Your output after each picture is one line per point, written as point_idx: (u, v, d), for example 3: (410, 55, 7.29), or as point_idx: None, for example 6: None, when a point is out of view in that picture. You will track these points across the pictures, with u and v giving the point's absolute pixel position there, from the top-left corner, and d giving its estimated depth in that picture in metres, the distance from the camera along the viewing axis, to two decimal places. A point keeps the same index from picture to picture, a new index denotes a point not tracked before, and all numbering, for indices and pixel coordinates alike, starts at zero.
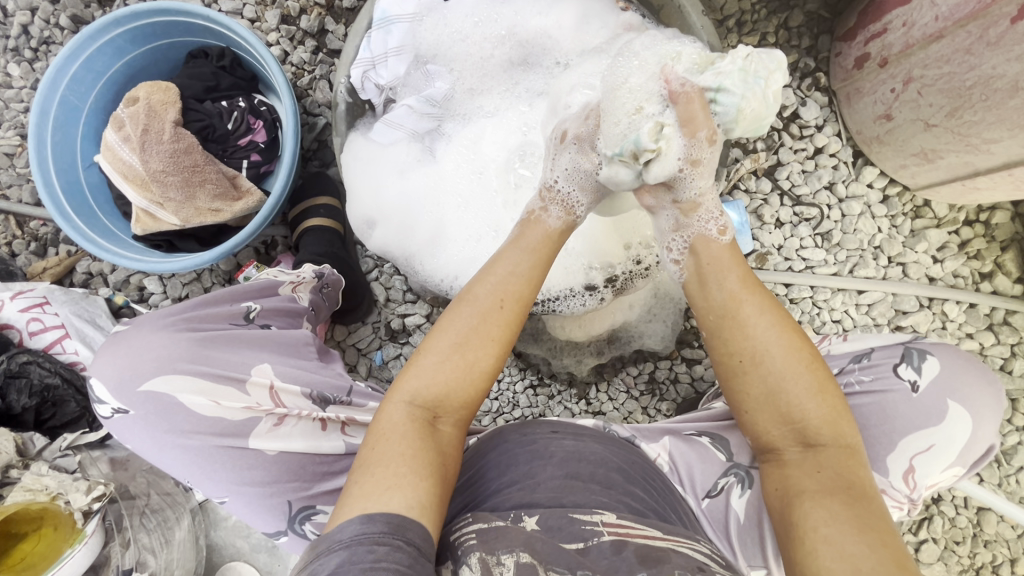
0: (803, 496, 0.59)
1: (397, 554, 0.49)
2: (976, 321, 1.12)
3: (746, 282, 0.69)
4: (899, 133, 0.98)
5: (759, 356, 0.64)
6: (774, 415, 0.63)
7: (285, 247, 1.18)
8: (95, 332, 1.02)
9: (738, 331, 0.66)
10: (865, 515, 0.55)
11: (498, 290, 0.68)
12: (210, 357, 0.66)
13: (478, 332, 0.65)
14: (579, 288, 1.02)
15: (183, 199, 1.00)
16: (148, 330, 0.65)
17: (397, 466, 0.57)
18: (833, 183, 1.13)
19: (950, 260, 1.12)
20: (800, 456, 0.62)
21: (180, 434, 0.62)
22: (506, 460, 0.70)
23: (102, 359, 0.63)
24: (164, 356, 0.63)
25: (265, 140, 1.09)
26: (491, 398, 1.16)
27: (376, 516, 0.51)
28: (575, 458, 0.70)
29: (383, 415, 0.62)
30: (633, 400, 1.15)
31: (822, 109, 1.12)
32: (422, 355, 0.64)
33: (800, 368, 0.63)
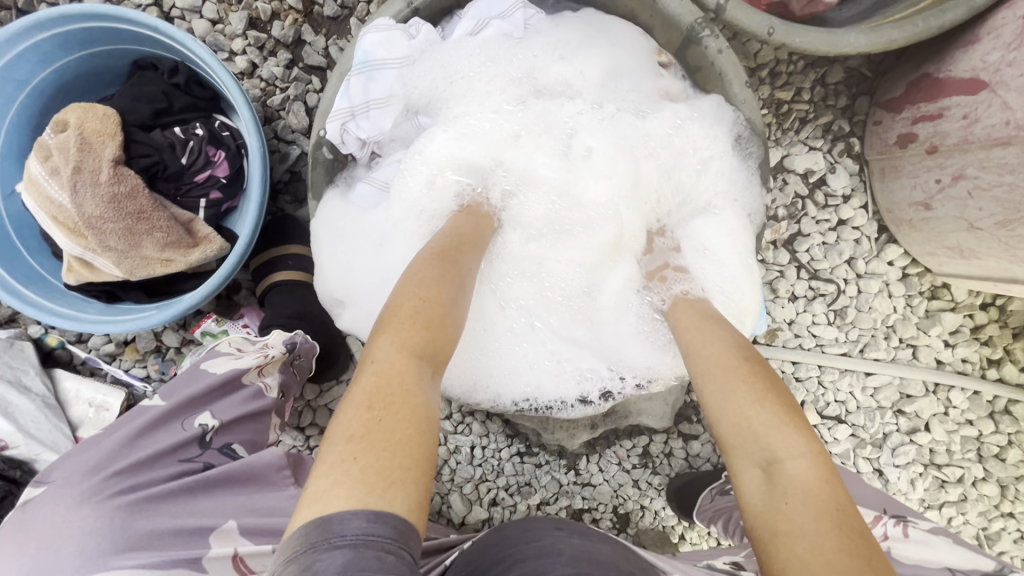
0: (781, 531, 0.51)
1: (400, 570, 0.41)
2: (978, 409, 1.09)
3: (723, 343, 0.67)
4: (937, 224, 0.90)
5: (756, 429, 0.58)
6: (738, 438, 0.59)
7: (250, 290, 1.04)
8: (19, 397, 0.87)
9: (706, 397, 0.64)
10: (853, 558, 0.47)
11: (443, 254, 0.66)
12: (153, 539, 0.54)
13: (441, 282, 0.62)
14: (571, 399, 0.88)
15: (127, 249, 0.85)
16: (68, 509, 0.52)
17: (402, 418, 0.49)
18: (853, 258, 1.06)
19: (962, 346, 1.08)
20: (765, 476, 0.56)
21: None
22: (514, 557, 0.69)
23: (6, 557, 0.50)
24: (91, 550, 0.51)
25: (228, 174, 0.93)
26: (474, 465, 1.09)
27: (383, 513, 0.43)
28: (584, 557, 0.67)
29: (370, 371, 0.52)
30: (625, 472, 1.09)
31: (851, 177, 1.03)
32: (404, 303, 0.59)
33: (756, 402, 0.60)
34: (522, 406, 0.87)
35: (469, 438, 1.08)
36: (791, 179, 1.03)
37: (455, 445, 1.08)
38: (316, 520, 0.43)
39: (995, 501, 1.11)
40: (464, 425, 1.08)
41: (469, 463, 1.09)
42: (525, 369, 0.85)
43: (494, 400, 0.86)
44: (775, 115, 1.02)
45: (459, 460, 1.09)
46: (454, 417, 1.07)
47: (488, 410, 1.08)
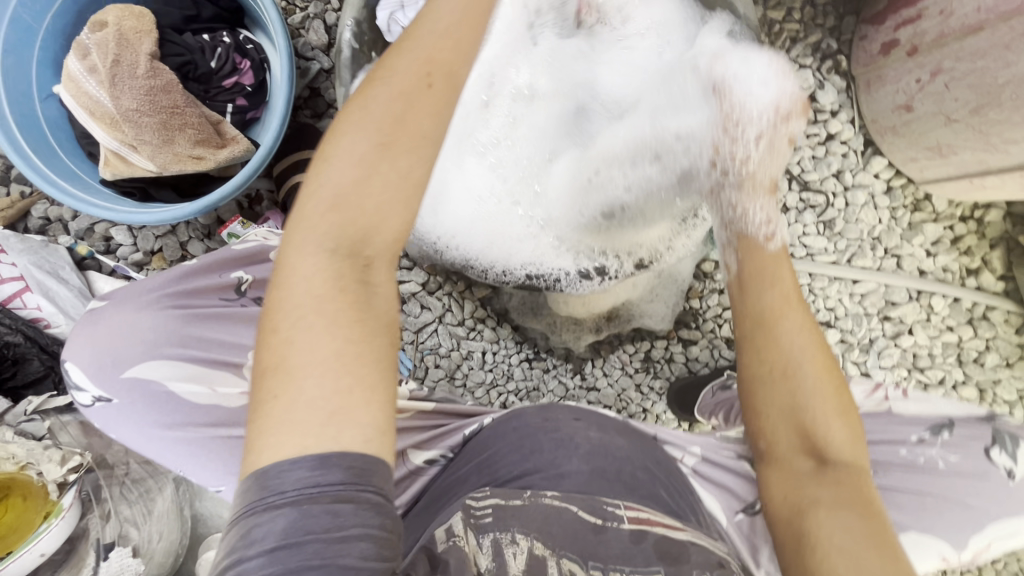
0: (816, 505, 0.59)
1: (364, 514, 0.43)
2: (958, 315, 1.16)
3: (817, 347, 0.64)
4: (917, 125, 0.97)
5: (830, 451, 0.61)
6: (799, 426, 0.62)
7: (271, 202, 1.10)
8: (59, 285, 0.92)
9: (782, 398, 0.63)
10: (875, 533, 0.56)
11: (413, 71, 0.54)
12: (205, 341, 0.60)
13: (400, 123, 0.53)
14: (572, 273, 0.97)
15: (160, 143, 0.90)
16: (131, 311, 0.58)
17: (327, 313, 0.48)
18: (841, 171, 1.12)
19: (942, 255, 1.15)
20: (815, 470, 0.61)
21: (172, 427, 0.57)
22: (530, 446, 0.72)
23: (80, 341, 0.58)
24: (151, 339, 0.58)
25: (252, 82, 0.98)
26: (486, 370, 1.14)
27: (330, 458, 0.43)
28: (600, 455, 0.72)
29: (297, 272, 0.50)
30: (628, 376, 1.16)
31: (839, 94, 1.10)
32: (342, 152, 0.52)
33: (830, 398, 0.62)
34: (530, 273, 0.98)
35: (480, 343, 1.14)
36: None
37: (467, 351, 1.14)
38: (257, 472, 0.44)
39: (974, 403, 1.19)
40: (475, 331, 1.14)
41: (481, 367, 1.14)
42: (524, 237, 0.96)
43: (506, 262, 0.97)
44: (767, 35, 1.09)
45: (471, 365, 1.14)
46: (467, 323, 1.13)
47: (499, 317, 1.15)
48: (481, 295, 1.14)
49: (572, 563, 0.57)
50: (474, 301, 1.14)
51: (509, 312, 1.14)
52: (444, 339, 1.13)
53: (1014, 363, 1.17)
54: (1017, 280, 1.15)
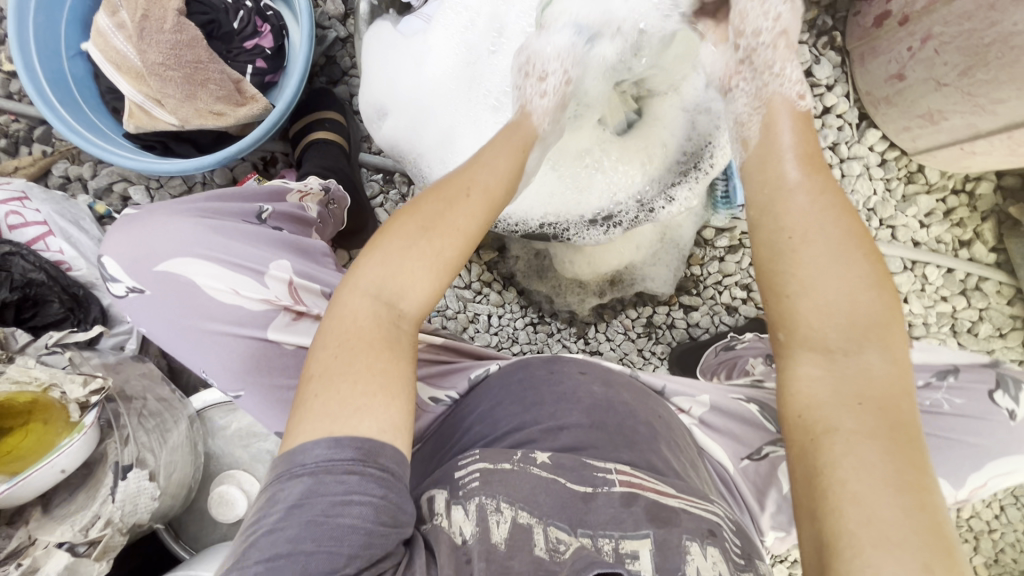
0: (838, 431, 0.47)
1: (367, 485, 0.49)
2: (952, 285, 1.20)
3: (840, 205, 0.57)
4: (910, 93, 1.01)
5: (857, 322, 0.52)
6: (818, 316, 0.53)
7: (286, 164, 1.14)
8: (80, 234, 0.95)
9: (799, 261, 0.55)
10: (906, 466, 0.45)
11: (465, 173, 0.62)
12: (226, 246, 0.63)
13: (447, 210, 0.59)
14: (587, 219, 0.97)
15: (183, 97, 0.94)
16: (165, 216, 0.63)
17: (367, 366, 0.53)
18: (837, 144, 1.17)
19: (936, 226, 1.19)
20: (829, 370, 0.51)
21: (192, 319, 0.61)
22: (532, 399, 0.73)
23: (117, 238, 0.63)
24: (182, 237, 0.62)
25: (272, 46, 1.03)
26: (492, 333, 1.17)
27: (344, 442, 0.50)
28: (599, 408, 0.72)
29: (344, 307, 0.56)
30: (630, 341, 1.18)
31: (835, 69, 1.14)
32: (398, 223, 0.59)
33: (859, 265, 0.53)
34: (545, 226, 0.97)
35: (486, 306, 1.16)
36: None
37: (474, 313, 1.16)
38: (285, 453, 0.51)
39: None
40: (482, 295, 1.16)
41: (487, 330, 1.17)
42: (543, 182, 0.94)
43: (523, 214, 0.96)
44: None
45: (478, 328, 1.17)
46: (474, 286, 1.16)
47: (505, 281, 1.17)
48: (488, 259, 1.16)
49: (560, 531, 0.58)
50: (481, 265, 1.16)
51: (515, 276, 1.17)
52: (452, 302, 1.15)
53: (1007, 333, 1.20)
54: (1008, 252, 1.19)
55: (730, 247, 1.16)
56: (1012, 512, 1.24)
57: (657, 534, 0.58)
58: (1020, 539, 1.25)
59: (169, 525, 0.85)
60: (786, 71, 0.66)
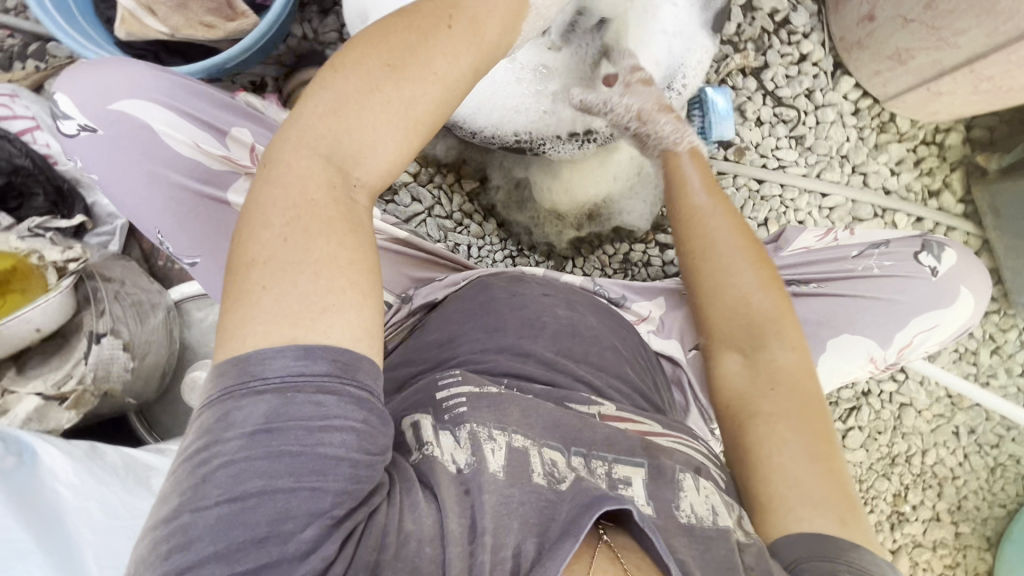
0: (757, 416, 0.69)
1: (344, 406, 0.47)
2: (920, 234, 1.23)
3: (735, 226, 0.77)
4: (879, 34, 1.05)
5: (756, 318, 0.74)
6: (724, 317, 0.75)
7: (275, 90, 1.16)
8: None
9: (711, 281, 0.76)
10: (813, 439, 0.66)
11: (443, 8, 0.59)
12: (187, 101, 0.71)
13: (420, 59, 0.56)
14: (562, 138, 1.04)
15: (174, 6, 0.98)
16: (130, 69, 0.69)
17: (326, 242, 0.50)
18: (812, 91, 1.20)
19: (906, 174, 1.22)
20: (746, 362, 0.73)
21: (154, 163, 0.70)
22: (498, 319, 0.78)
23: (73, 77, 0.69)
24: (146, 85, 0.69)
25: None
26: (471, 264, 1.19)
27: (315, 353, 0.47)
28: (567, 334, 0.80)
29: (286, 171, 0.52)
30: (607, 278, 1.20)
31: (811, 18, 1.19)
32: (360, 64, 0.55)
33: (746, 266, 0.75)
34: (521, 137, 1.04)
35: (466, 237, 1.19)
36: (759, 16, 1.18)
37: (454, 243, 1.19)
38: (233, 358, 0.46)
39: None
40: (463, 225, 1.19)
41: (466, 261, 1.19)
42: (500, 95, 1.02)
43: (500, 128, 1.04)
44: None
45: (457, 259, 1.19)
46: (454, 217, 1.18)
47: (486, 213, 1.20)
48: (470, 190, 1.19)
49: (554, 452, 0.58)
50: (462, 195, 1.19)
51: (496, 207, 1.19)
52: (433, 231, 1.18)
53: None
54: (976, 202, 1.22)
55: None
56: (975, 460, 1.27)
57: (651, 464, 0.61)
58: (982, 488, 1.27)
59: (140, 413, 0.86)
60: (665, 129, 0.84)
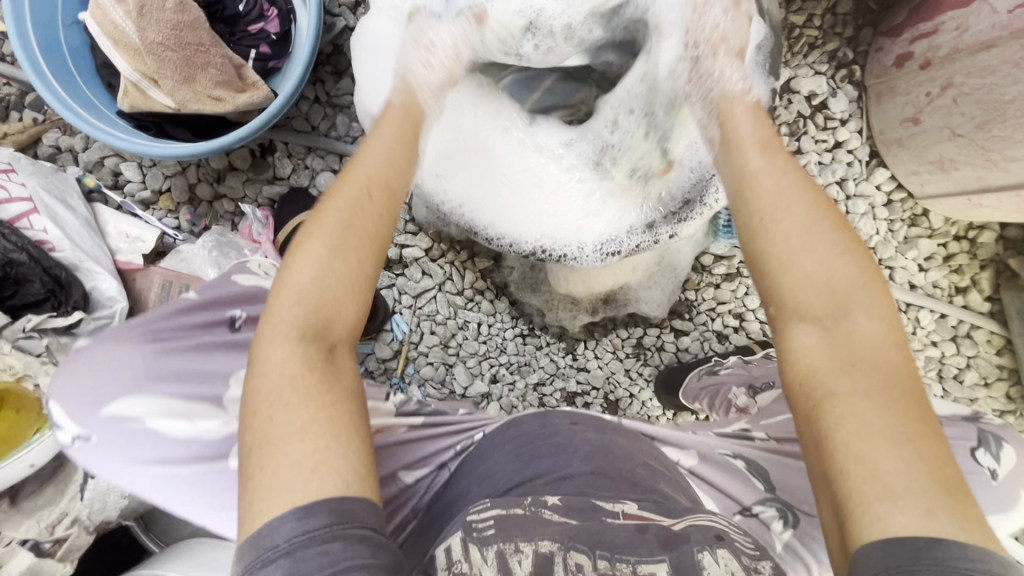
0: (835, 396, 0.48)
1: (358, 548, 0.45)
2: (943, 331, 1.20)
3: (800, 181, 0.58)
4: (923, 138, 0.99)
5: (837, 286, 0.52)
6: (795, 281, 0.54)
7: (284, 154, 1.10)
8: (66, 212, 0.93)
9: (776, 248, 0.55)
10: (907, 416, 0.46)
11: (370, 171, 0.60)
12: (186, 374, 0.64)
13: (359, 222, 0.56)
14: (593, 248, 0.95)
15: (181, 80, 0.91)
16: (114, 349, 0.63)
17: (314, 415, 0.49)
18: (845, 179, 1.15)
19: (934, 270, 1.18)
20: (826, 340, 0.51)
21: (146, 463, 0.60)
22: (528, 451, 0.70)
23: (63, 383, 0.62)
24: (131, 375, 0.62)
25: (278, 31, 1.00)
26: (480, 341, 1.16)
27: (314, 508, 0.45)
28: (600, 454, 0.68)
29: (268, 362, 0.51)
30: (618, 361, 1.18)
31: (850, 104, 1.12)
32: (309, 243, 0.55)
33: (824, 226, 0.54)
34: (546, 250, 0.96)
35: (477, 315, 1.15)
36: (796, 99, 1.12)
37: (464, 320, 1.16)
38: (249, 537, 0.46)
39: None
40: (474, 302, 1.16)
41: (476, 338, 1.16)
42: (534, 206, 0.95)
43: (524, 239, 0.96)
44: (786, 38, 1.11)
45: (466, 335, 1.16)
46: (466, 293, 1.15)
47: (498, 290, 1.17)
48: (483, 267, 1.15)
49: (581, 554, 0.52)
50: (475, 272, 1.16)
51: (508, 286, 1.16)
52: (443, 307, 1.14)
53: (991, 384, 1.21)
54: (1003, 303, 1.19)
55: (727, 275, 1.16)
56: None
57: (672, 558, 0.53)
58: None
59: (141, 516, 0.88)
60: (725, 74, 0.70)
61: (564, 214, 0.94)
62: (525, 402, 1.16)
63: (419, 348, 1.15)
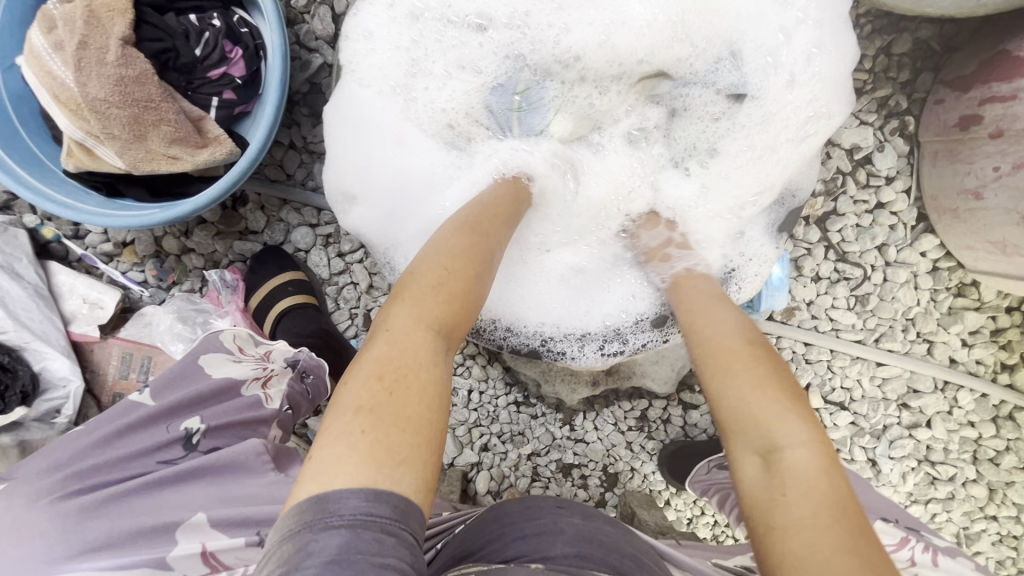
0: (775, 521, 0.47)
1: (401, 549, 0.39)
2: (982, 411, 1.08)
3: (743, 326, 0.63)
4: (982, 216, 0.86)
5: (763, 416, 0.53)
6: (729, 409, 0.56)
7: (257, 205, 0.99)
8: (11, 283, 0.85)
9: (720, 375, 0.58)
10: (845, 533, 0.44)
11: (484, 219, 0.67)
12: (112, 529, 0.57)
13: (484, 251, 0.62)
14: (593, 338, 0.86)
15: (131, 138, 0.80)
16: (24, 503, 0.56)
17: (410, 391, 0.46)
18: (885, 245, 1.02)
19: (979, 346, 1.05)
20: (763, 463, 0.51)
21: None
22: (512, 531, 0.66)
23: None
24: (45, 553, 0.53)
25: (244, 75, 0.87)
26: (470, 409, 1.08)
27: (382, 493, 0.40)
28: (585, 539, 0.63)
29: (388, 328, 0.51)
30: (620, 433, 1.09)
31: (898, 159, 0.98)
32: (444, 251, 0.59)
33: (748, 360, 0.58)
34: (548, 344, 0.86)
35: (467, 381, 1.06)
36: (836, 154, 0.98)
37: (453, 387, 1.07)
38: (313, 496, 0.40)
39: (981, 503, 1.12)
40: (464, 367, 1.06)
41: (465, 406, 1.07)
42: (526, 291, 0.85)
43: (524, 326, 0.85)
44: None
45: (455, 402, 1.07)
46: (455, 358, 1.05)
47: (490, 356, 1.07)
48: None
49: None
50: (465, 336, 1.05)
51: (501, 352, 1.06)
52: None
53: None
54: None
55: None
56: None
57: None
58: None
59: None
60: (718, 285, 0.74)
61: (568, 305, 0.86)
62: (517, 473, 1.08)
63: None
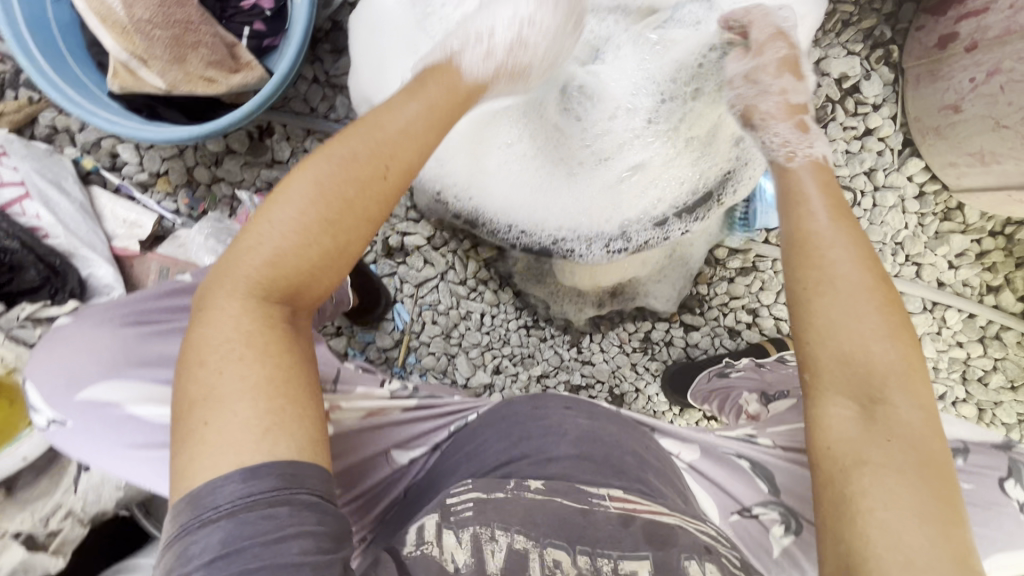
0: (864, 467, 0.46)
1: (303, 514, 0.42)
2: (970, 331, 1.13)
3: (858, 253, 0.54)
4: (962, 128, 0.92)
5: (874, 368, 0.50)
6: (833, 353, 0.51)
7: (282, 137, 1.06)
8: (59, 196, 0.91)
9: (813, 315, 0.53)
10: (931, 513, 0.44)
11: (373, 143, 0.53)
12: (161, 356, 0.59)
13: (366, 184, 0.52)
14: (609, 237, 0.95)
15: (171, 59, 0.87)
16: (90, 325, 0.60)
17: (253, 385, 0.45)
18: (874, 170, 1.07)
19: (965, 268, 1.11)
20: (860, 413, 0.49)
21: (130, 445, 0.57)
22: (517, 430, 0.65)
23: (41, 364, 0.59)
24: (107, 359, 0.58)
25: (273, 7, 0.95)
26: (483, 332, 1.13)
27: (259, 470, 0.42)
28: (590, 439, 0.64)
29: (216, 312, 0.47)
30: (625, 355, 1.14)
31: (884, 87, 1.04)
32: (295, 188, 0.50)
33: (870, 308, 0.51)
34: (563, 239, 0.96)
35: (480, 305, 1.12)
36: (826, 82, 1.04)
37: (466, 311, 1.12)
38: (185, 496, 0.42)
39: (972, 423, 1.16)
40: (476, 292, 1.12)
41: (478, 329, 1.13)
42: (547, 192, 0.95)
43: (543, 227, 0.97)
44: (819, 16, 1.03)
45: (468, 326, 1.13)
46: (468, 283, 1.12)
47: (501, 281, 1.13)
48: (486, 256, 1.12)
49: (558, 551, 0.50)
50: (478, 262, 1.12)
51: (512, 277, 1.13)
52: (444, 297, 1.11)
53: (1018, 387, 1.14)
54: None
55: (742, 269, 1.12)
56: None
57: (656, 555, 0.51)
58: None
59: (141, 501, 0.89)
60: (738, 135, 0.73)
61: (590, 202, 0.95)
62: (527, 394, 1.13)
63: (420, 337, 1.12)
